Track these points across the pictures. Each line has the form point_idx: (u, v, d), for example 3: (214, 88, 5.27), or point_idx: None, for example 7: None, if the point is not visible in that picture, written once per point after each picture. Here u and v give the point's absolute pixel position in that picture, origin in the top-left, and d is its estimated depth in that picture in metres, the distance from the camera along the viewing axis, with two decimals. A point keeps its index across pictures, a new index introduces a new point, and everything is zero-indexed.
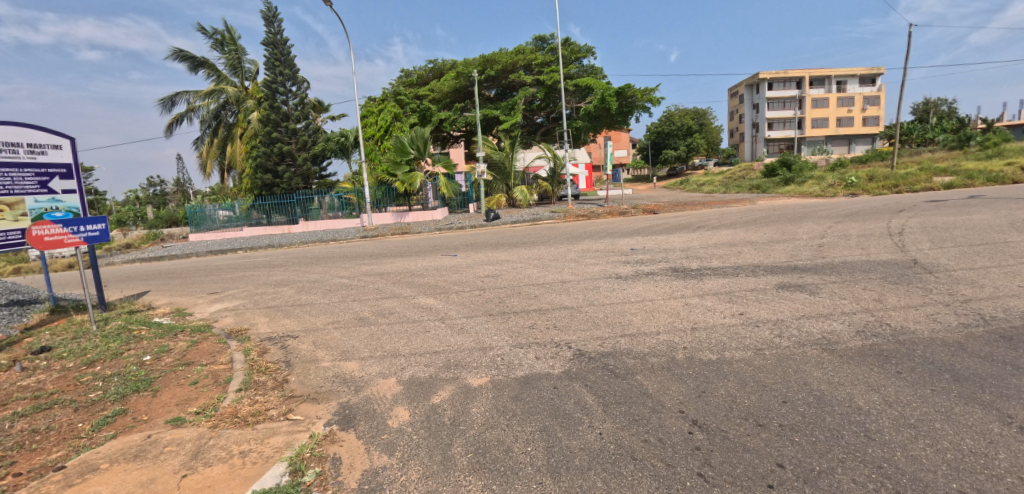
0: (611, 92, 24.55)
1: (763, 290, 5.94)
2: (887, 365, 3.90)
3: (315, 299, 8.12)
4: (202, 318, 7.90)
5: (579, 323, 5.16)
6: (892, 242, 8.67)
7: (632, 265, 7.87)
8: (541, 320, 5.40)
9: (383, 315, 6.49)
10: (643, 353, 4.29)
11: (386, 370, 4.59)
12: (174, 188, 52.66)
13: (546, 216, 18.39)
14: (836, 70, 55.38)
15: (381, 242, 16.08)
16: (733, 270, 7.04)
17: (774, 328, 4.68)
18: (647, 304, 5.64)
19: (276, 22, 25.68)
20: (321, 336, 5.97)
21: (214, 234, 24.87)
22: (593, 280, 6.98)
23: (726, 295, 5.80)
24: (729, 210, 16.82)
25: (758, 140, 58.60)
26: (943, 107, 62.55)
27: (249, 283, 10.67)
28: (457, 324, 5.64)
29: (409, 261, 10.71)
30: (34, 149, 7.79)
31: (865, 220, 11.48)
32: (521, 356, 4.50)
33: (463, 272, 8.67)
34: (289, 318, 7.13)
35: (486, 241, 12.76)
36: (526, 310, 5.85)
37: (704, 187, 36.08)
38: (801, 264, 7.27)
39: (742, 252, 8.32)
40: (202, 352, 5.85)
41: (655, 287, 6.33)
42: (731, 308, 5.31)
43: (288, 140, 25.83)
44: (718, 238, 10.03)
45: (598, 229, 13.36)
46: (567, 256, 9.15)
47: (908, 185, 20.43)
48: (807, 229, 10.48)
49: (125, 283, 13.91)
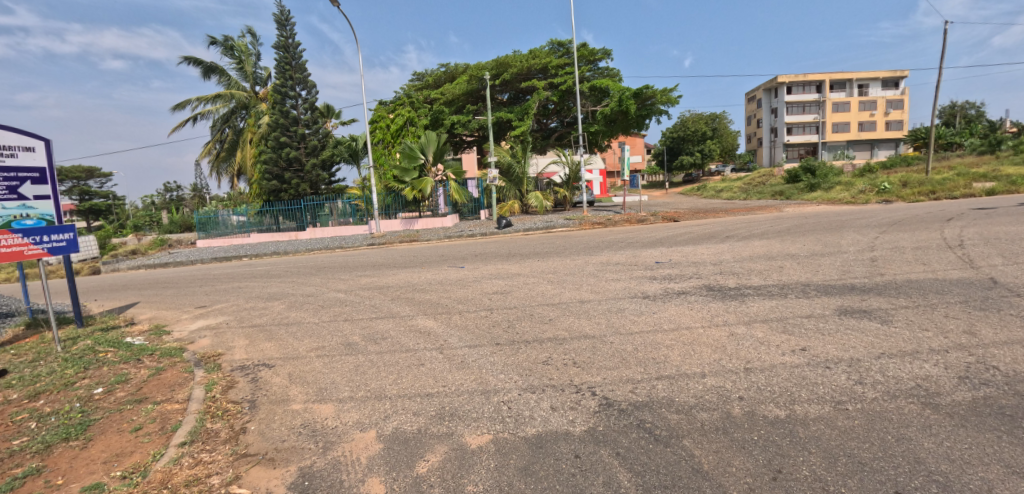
0: (629, 94, 23.66)
1: (822, 317, 4.98)
2: (1019, 431, 2.95)
3: (303, 318, 7.27)
4: (178, 339, 7.07)
5: (603, 359, 4.24)
6: (956, 256, 7.65)
7: (660, 281, 6.92)
8: (557, 354, 4.49)
9: (374, 341, 5.62)
10: (688, 405, 3.36)
11: (366, 420, 3.71)
12: (190, 194, 52.60)
13: (560, 224, 17.52)
14: (858, 73, 53.85)
15: (387, 251, 15.31)
16: (780, 290, 6.05)
17: (849, 372, 3.76)
18: (685, 335, 4.70)
19: (288, 25, 25.17)
20: (299, 367, 5.11)
21: (222, 240, 24.26)
22: (616, 301, 6.03)
23: (779, 324, 4.84)
24: (756, 218, 15.78)
25: (777, 145, 57.16)
26: (970, 111, 60.68)
27: (241, 296, 9.89)
28: (457, 357, 4.75)
29: (412, 273, 9.87)
30: (4, 152, 6.79)
31: (912, 229, 10.44)
32: (532, 405, 3.59)
33: (470, 287, 7.77)
34: (269, 342, 6.27)
35: (496, 251, 11.92)
36: (539, 338, 4.93)
37: (723, 193, 34.87)
38: (859, 283, 6.26)
39: (784, 267, 7.32)
40: (161, 386, 5.03)
41: (691, 312, 5.37)
42: (788, 341, 4.38)
43: (296, 145, 25.26)
44: (753, 250, 9.02)
45: (618, 238, 12.41)
46: (585, 270, 8.21)
47: (946, 191, 19.21)
48: (852, 240, 9.45)
49: (116, 292, 13.23)
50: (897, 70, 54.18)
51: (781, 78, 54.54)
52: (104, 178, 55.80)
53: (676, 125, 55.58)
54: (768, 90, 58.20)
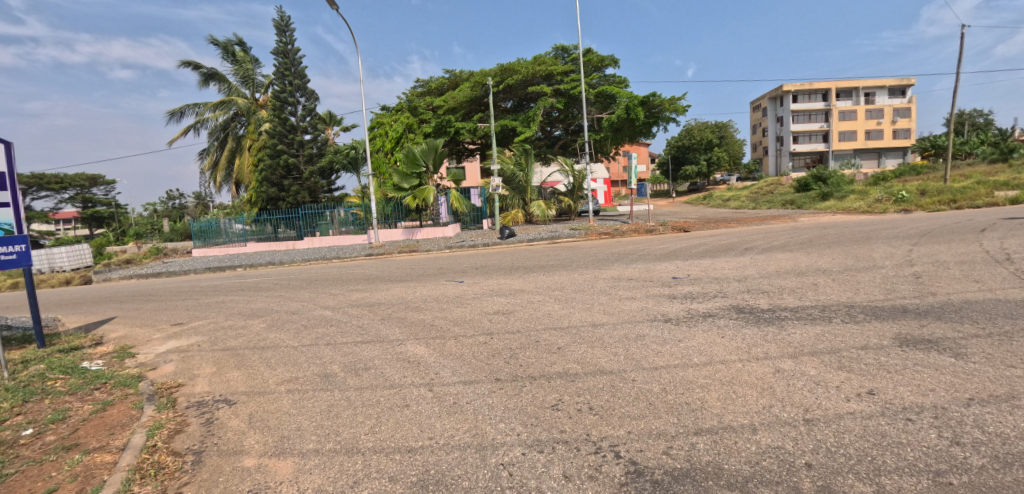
0: (636, 101, 22.97)
1: (883, 350, 4.17)
2: None
3: (282, 341, 6.48)
4: (140, 365, 6.31)
5: (625, 405, 3.47)
6: (1008, 271, 6.86)
7: (680, 301, 6.15)
8: (569, 395, 3.73)
9: (354, 373, 4.85)
10: (741, 477, 2.60)
11: (329, 487, 2.94)
12: (194, 202, 51.80)
13: (565, 234, 16.74)
14: (864, 81, 53.23)
15: (383, 263, 14.57)
16: (821, 313, 5.26)
17: (938, 427, 2.99)
18: (723, 371, 3.91)
19: (287, 31, 24.59)
20: (263, 406, 4.37)
21: (218, 249, 23.63)
22: (634, 326, 5.24)
23: (832, 358, 4.05)
24: (772, 228, 14.98)
25: (782, 153, 56.44)
26: (978, 119, 59.91)
27: (222, 312, 9.15)
28: (449, 396, 3.98)
29: (406, 289, 9.11)
30: None
31: (948, 241, 9.63)
32: (538, 471, 2.82)
33: (468, 306, 7.03)
34: (238, 371, 5.51)
35: (498, 264, 11.16)
36: (547, 374, 4.16)
37: (730, 202, 34.06)
38: (911, 305, 5.45)
39: (819, 285, 6.52)
40: (100, 428, 4.33)
41: (724, 340, 4.58)
42: (850, 382, 3.60)
43: (295, 152, 24.55)
44: (779, 264, 8.21)
45: (628, 250, 11.63)
46: (596, 286, 7.41)
47: (968, 199, 18.41)
48: (885, 253, 8.67)
49: (96, 305, 12.45)
50: (904, 78, 53.53)
51: (786, 87, 53.92)
52: (109, 186, 55.24)
53: (682, 133, 54.98)
54: (773, 98, 57.49)
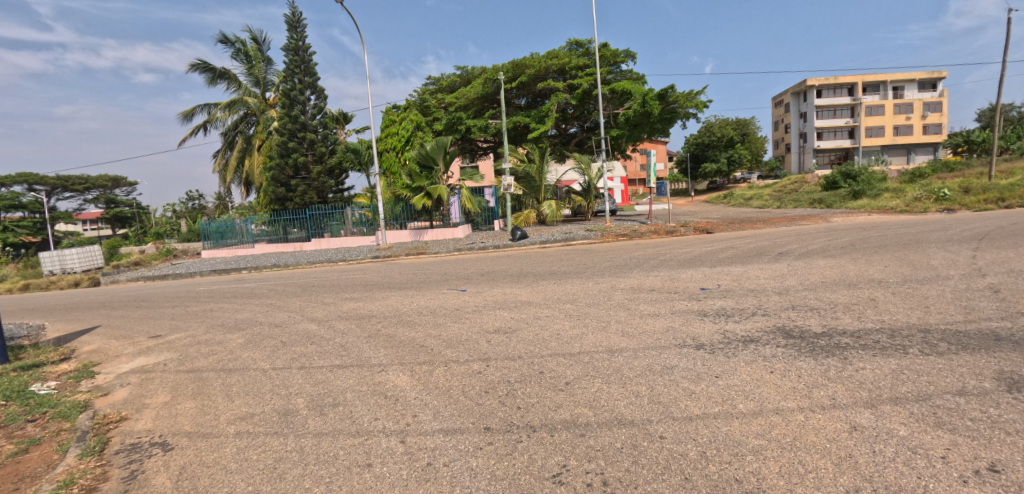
0: (653, 95, 21.79)
1: (991, 399, 3.18)
2: None
3: (253, 363, 5.65)
4: (94, 389, 5.55)
5: (651, 480, 2.58)
6: None
7: (713, 320, 5.20)
8: (576, 460, 2.83)
9: (318, 412, 4.00)
10: None
11: None
12: (213, 203, 51.69)
13: (581, 235, 15.77)
14: (892, 75, 51.24)
15: (387, 267, 13.80)
16: (891, 341, 4.24)
17: None
18: (782, 427, 2.97)
19: (299, 27, 23.91)
20: (201, 455, 3.56)
21: (226, 251, 23.23)
22: (659, 354, 4.30)
23: (927, 410, 3.09)
24: (804, 230, 13.91)
25: (806, 151, 54.61)
26: (1013, 113, 57.32)
27: (207, 323, 8.44)
28: (424, 453, 3.12)
29: (402, 298, 8.27)
30: None
31: (1013, 246, 8.46)
32: None
33: (468, 321, 6.17)
34: (192, 401, 4.71)
35: (506, 270, 10.22)
36: (550, 424, 3.27)
37: (752, 202, 32.76)
38: (1003, 330, 4.41)
39: (878, 301, 5.52)
40: (6, 480, 3.57)
41: (774, 378, 3.63)
42: (959, 451, 2.65)
43: (304, 151, 23.90)
44: (823, 273, 7.19)
45: (650, 255, 10.61)
46: (613, 299, 6.47)
47: (1016, 197, 16.99)
48: (945, 260, 7.62)
49: (86, 312, 11.76)
50: (935, 71, 51.32)
51: (810, 82, 52.11)
52: (131, 187, 55.47)
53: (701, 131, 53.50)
54: (796, 93, 55.65)
